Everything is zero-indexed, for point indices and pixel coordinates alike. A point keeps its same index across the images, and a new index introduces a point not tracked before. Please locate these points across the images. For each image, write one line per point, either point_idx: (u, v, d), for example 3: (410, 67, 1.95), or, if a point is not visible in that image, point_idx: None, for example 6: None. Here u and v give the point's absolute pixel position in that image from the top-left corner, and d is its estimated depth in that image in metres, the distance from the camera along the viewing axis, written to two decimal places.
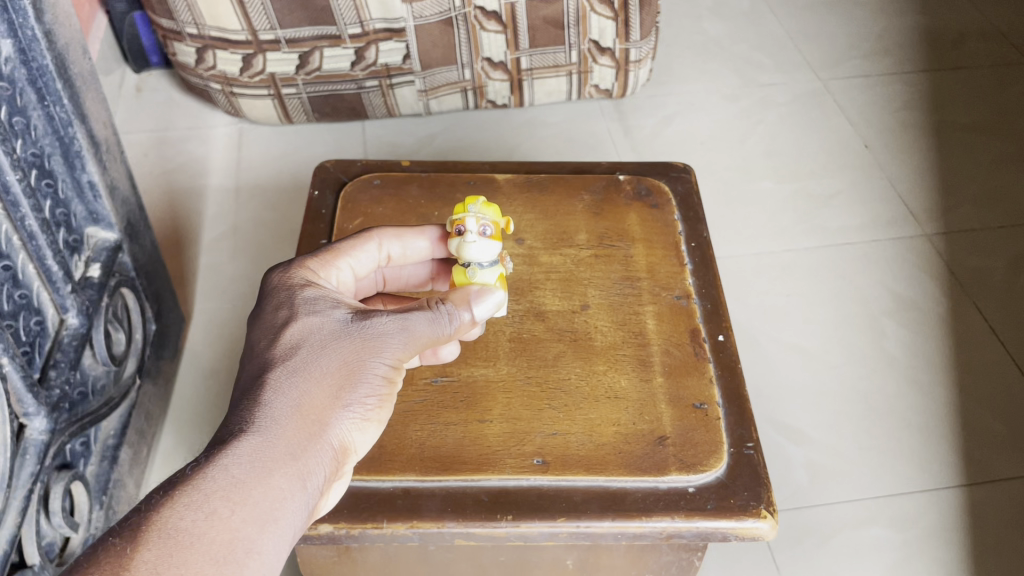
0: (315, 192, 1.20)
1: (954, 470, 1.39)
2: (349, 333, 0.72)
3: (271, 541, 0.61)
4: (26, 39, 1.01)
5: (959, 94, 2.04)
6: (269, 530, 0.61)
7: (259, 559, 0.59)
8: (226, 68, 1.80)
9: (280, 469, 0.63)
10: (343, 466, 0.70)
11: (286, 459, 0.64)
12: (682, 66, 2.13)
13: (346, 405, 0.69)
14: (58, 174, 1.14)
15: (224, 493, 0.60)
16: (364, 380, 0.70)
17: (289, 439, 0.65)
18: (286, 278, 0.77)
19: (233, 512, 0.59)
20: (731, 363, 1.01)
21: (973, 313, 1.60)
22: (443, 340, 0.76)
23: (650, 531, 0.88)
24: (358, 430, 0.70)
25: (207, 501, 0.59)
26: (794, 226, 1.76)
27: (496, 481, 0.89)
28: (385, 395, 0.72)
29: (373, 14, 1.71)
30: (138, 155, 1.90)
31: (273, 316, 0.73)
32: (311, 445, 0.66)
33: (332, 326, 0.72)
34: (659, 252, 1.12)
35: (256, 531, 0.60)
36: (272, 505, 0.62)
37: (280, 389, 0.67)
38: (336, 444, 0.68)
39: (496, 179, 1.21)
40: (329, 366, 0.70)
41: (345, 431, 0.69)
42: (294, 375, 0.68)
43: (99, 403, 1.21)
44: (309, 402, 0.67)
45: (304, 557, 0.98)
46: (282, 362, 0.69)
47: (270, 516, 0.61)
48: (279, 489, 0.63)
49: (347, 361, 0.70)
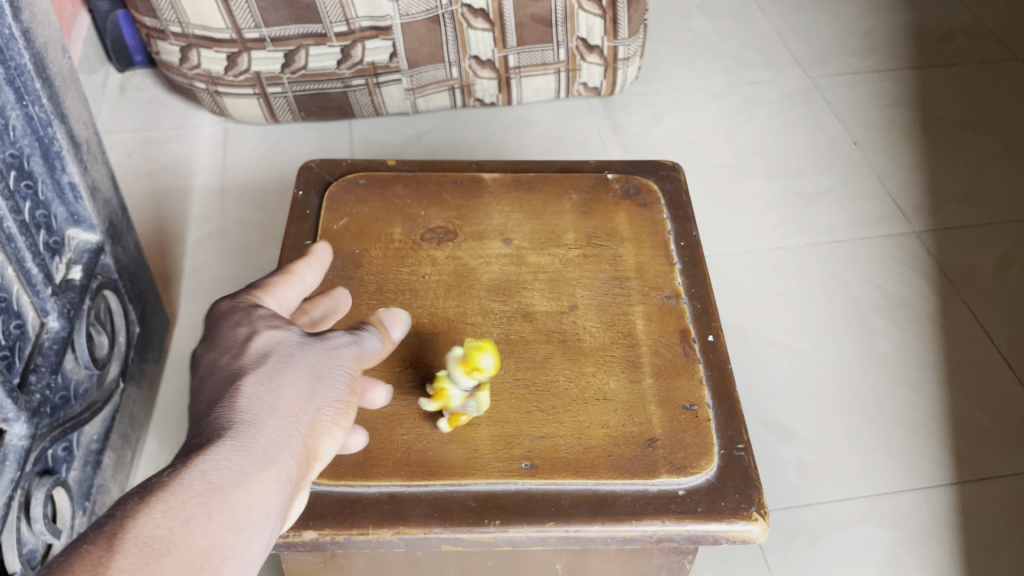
0: (300, 192, 1.18)
1: (946, 468, 1.38)
2: (313, 346, 0.67)
3: (250, 551, 0.54)
4: (3, 37, 0.99)
5: (947, 91, 2.04)
6: (248, 538, 0.54)
7: (237, 567, 0.52)
8: (209, 67, 1.78)
9: (256, 471, 0.56)
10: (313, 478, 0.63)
11: (266, 462, 0.57)
12: (670, 64, 2.12)
13: (315, 411, 0.63)
14: (38, 175, 1.11)
15: (203, 497, 0.52)
16: (333, 389, 0.65)
17: (264, 442, 0.58)
18: (235, 298, 0.71)
19: (211, 516, 0.52)
20: (721, 363, 1.00)
21: (963, 311, 1.60)
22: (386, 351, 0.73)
23: (640, 535, 0.87)
24: (330, 437, 0.64)
25: (183, 507, 0.51)
26: (783, 224, 1.76)
27: (484, 485, 0.87)
28: (351, 400, 0.67)
29: (359, 12, 1.70)
30: (122, 155, 1.87)
31: (232, 333, 0.66)
32: (287, 450, 0.59)
33: (295, 339, 0.67)
34: (648, 251, 1.10)
35: (234, 536, 0.53)
36: (252, 510, 0.55)
37: (248, 399, 0.60)
38: (308, 451, 0.62)
39: (483, 178, 1.19)
40: (297, 373, 0.64)
41: (319, 439, 0.63)
42: (265, 382, 0.62)
43: (82, 407, 1.19)
44: (283, 408, 0.61)
45: (289, 564, 0.96)
46: (250, 371, 0.62)
47: (250, 522, 0.54)
48: (259, 494, 0.56)
49: (314, 367, 0.65)
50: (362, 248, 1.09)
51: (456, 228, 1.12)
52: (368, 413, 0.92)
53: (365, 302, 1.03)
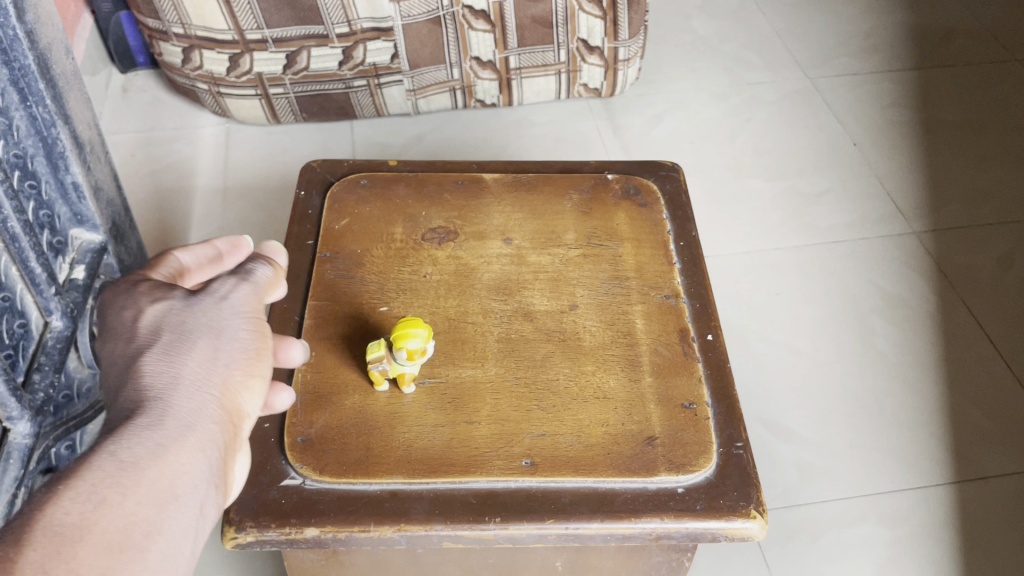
0: (301, 192, 1.19)
1: (944, 467, 1.39)
2: (205, 308, 0.63)
3: (179, 521, 0.50)
4: (7, 38, 1.00)
5: (946, 92, 2.04)
6: (174, 509, 0.50)
7: (164, 540, 0.49)
8: (212, 68, 1.79)
9: (170, 442, 0.53)
10: (239, 439, 0.60)
11: (182, 432, 0.54)
12: (671, 65, 2.13)
13: (226, 370, 0.61)
14: (42, 175, 1.12)
15: (115, 475, 0.49)
16: (236, 346, 0.62)
17: (176, 413, 0.55)
18: (125, 283, 0.66)
19: (127, 493, 0.48)
20: (721, 362, 1.01)
21: (962, 311, 1.61)
22: (277, 281, 0.73)
23: (640, 532, 0.87)
24: (248, 394, 0.62)
25: (95, 488, 0.47)
26: (783, 224, 1.76)
27: (484, 483, 0.88)
28: (262, 349, 0.65)
29: (360, 14, 1.70)
30: (125, 155, 1.88)
31: (117, 317, 0.61)
32: (202, 416, 0.56)
33: (185, 306, 0.63)
34: (648, 251, 1.11)
35: (157, 510, 0.49)
36: (176, 481, 0.51)
37: (150, 376, 0.56)
38: (229, 411, 0.59)
39: (483, 179, 1.20)
40: (196, 337, 0.61)
41: (235, 398, 0.60)
42: (167, 353, 0.58)
43: (86, 406, 1.17)
44: (190, 375, 0.58)
45: (291, 562, 0.97)
46: (148, 347, 0.58)
47: (173, 493, 0.51)
48: (180, 464, 0.52)
49: (213, 325, 0.62)
50: (364, 248, 1.10)
51: (456, 228, 1.13)
52: (369, 410, 0.93)
53: (366, 302, 1.03)
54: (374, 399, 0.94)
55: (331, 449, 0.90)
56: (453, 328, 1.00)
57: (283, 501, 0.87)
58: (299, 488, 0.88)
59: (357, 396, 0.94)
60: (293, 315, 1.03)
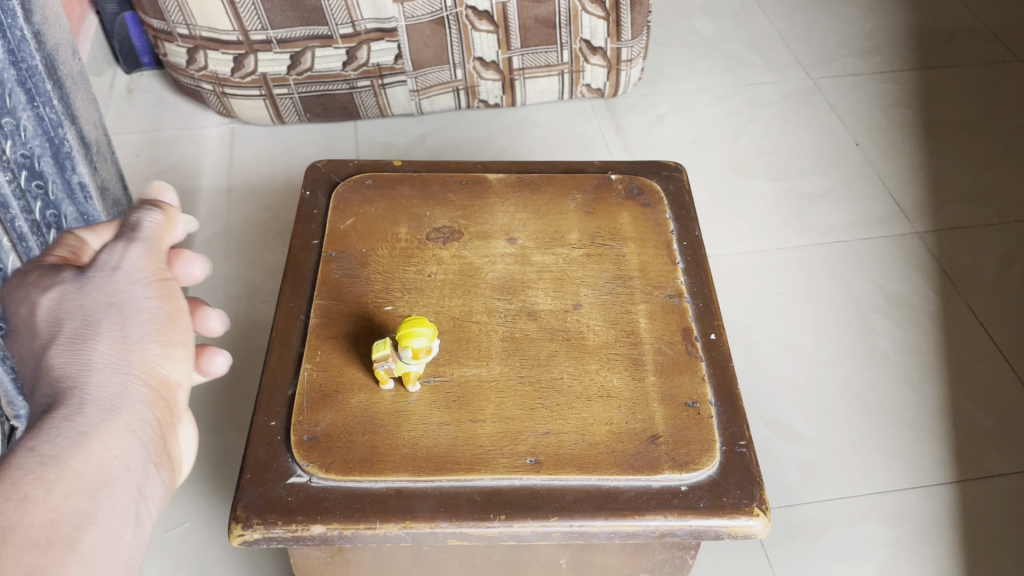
0: (307, 192, 1.20)
1: (946, 466, 1.39)
2: (104, 275, 0.59)
3: (112, 508, 0.49)
4: (15, 39, 1.01)
5: (948, 92, 2.05)
6: (104, 496, 0.49)
7: (97, 530, 0.47)
8: (216, 68, 1.80)
9: (89, 431, 0.51)
10: (171, 410, 0.58)
11: (99, 417, 0.52)
12: (673, 65, 2.13)
13: (140, 344, 0.57)
14: (48, 175, 1.13)
15: (34, 472, 0.46)
16: (148, 311, 0.59)
17: (93, 401, 0.53)
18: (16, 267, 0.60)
19: (49, 488, 0.46)
20: (723, 361, 1.01)
21: (964, 310, 1.61)
22: (172, 222, 0.65)
23: (643, 530, 0.88)
24: (170, 364, 0.59)
25: (14, 486, 0.45)
26: (785, 224, 1.77)
27: (489, 480, 0.89)
28: (174, 312, 0.61)
29: (364, 15, 1.71)
30: (130, 156, 1.89)
31: (12, 310, 0.57)
32: (123, 398, 0.54)
33: (82, 278, 0.58)
34: (651, 251, 1.12)
35: (86, 501, 0.48)
36: (101, 469, 0.50)
37: (55, 370, 0.54)
38: (149, 386, 0.57)
39: (488, 179, 1.21)
40: (99, 315, 0.57)
41: (157, 369, 0.58)
42: (75, 337, 0.55)
43: None
44: (101, 357, 0.55)
45: (297, 559, 0.98)
46: (53, 334, 0.55)
47: (101, 481, 0.49)
48: (103, 451, 0.51)
49: (115, 298, 0.58)
50: (369, 247, 1.11)
51: (460, 228, 1.13)
52: (374, 409, 0.93)
53: (371, 301, 1.04)
54: (379, 397, 0.94)
55: (337, 447, 0.90)
56: (458, 327, 1.01)
57: (289, 498, 0.88)
58: (304, 485, 0.89)
59: (363, 394, 0.95)
60: (299, 314, 1.04)
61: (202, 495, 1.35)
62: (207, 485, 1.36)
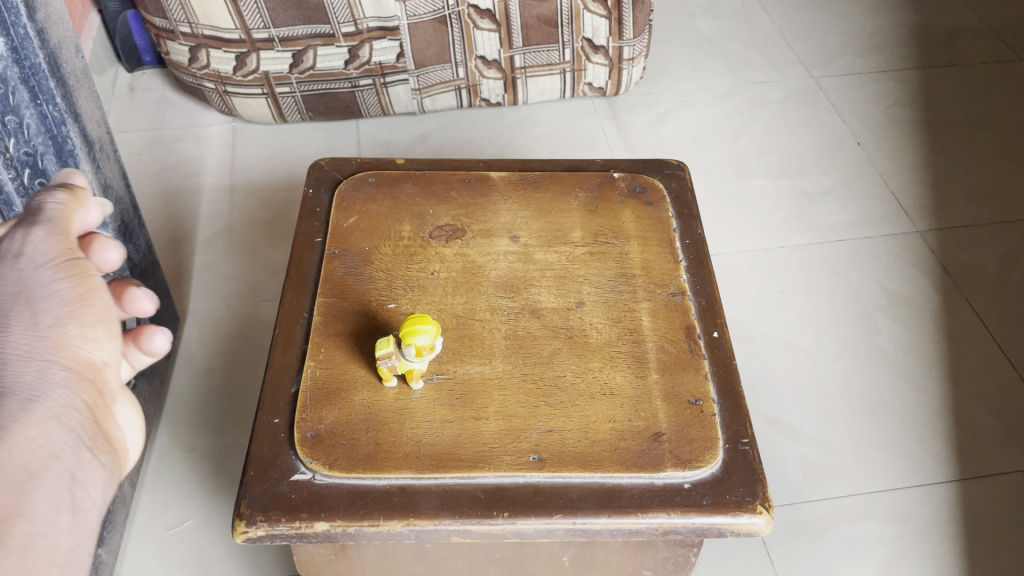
0: (310, 190, 1.20)
1: (948, 464, 1.39)
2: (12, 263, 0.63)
3: (41, 495, 0.55)
4: (19, 37, 1.01)
5: (950, 92, 2.05)
6: (31, 486, 0.55)
7: (27, 517, 0.53)
8: (219, 66, 1.80)
9: (11, 426, 0.57)
10: (98, 389, 0.65)
11: (23, 410, 0.58)
12: (675, 64, 2.13)
13: (55, 329, 0.63)
14: (51, 173, 1.12)
15: None
16: (61, 297, 0.64)
17: (13, 395, 0.58)
18: None
19: None
20: (726, 359, 1.02)
21: (966, 309, 1.61)
22: (80, 203, 0.71)
23: (646, 527, 0.88)
24: (91, 345, 0.65)
25: None
26: (787, 223, 1.77)
27: (493, 478, 0.89)
28: (89, 291, 0.66)
29: (366, 13, 1.71)
30: (133, 154, 1.89)
31: None
32: (44, 387, 0.60)
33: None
34: (654, 250, 1.12)
35: (12, 494, 0.53)
36: (25, 458, 0.56)
37: None
38: (71, 370, 0.62)
39: (490, 177, 1.21)
40: (10, 306, 0.62)
41: (78, 353, 0.64)
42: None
43: None
44: (18, 349, 0.60)
45: (300, 556, 0.98)
46: None
47: (26, 472, 0.55)
48: (25, 441, 0.56)
49: (23, 286, 0.63)
50: (372, 245, 1.11)
51: (463, 226, 1.13)
52: (378, 406, 0.93)
53: (374, 298, 1.04)
54: (383, 394, 0.95)
55: (340, 444, 0.91)
56: (461, 325, 1.01)
57: (292, 496, 0.88)
58: (308, 483, 0.89)
59: (366, 392, 0.95)
60: (303, 312, 1.04)
61: (205, 493, 1.35)
62: (210, 483, 1.37)
